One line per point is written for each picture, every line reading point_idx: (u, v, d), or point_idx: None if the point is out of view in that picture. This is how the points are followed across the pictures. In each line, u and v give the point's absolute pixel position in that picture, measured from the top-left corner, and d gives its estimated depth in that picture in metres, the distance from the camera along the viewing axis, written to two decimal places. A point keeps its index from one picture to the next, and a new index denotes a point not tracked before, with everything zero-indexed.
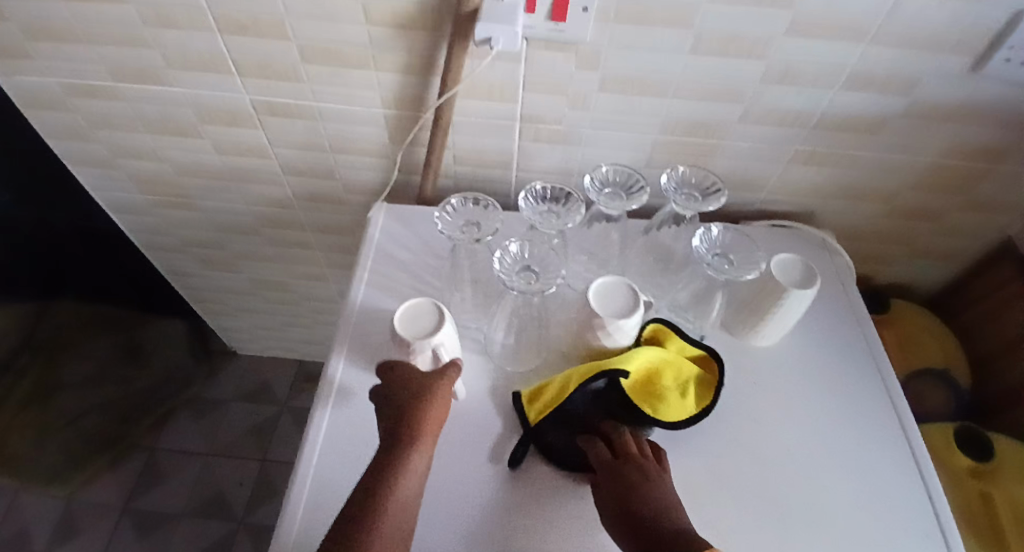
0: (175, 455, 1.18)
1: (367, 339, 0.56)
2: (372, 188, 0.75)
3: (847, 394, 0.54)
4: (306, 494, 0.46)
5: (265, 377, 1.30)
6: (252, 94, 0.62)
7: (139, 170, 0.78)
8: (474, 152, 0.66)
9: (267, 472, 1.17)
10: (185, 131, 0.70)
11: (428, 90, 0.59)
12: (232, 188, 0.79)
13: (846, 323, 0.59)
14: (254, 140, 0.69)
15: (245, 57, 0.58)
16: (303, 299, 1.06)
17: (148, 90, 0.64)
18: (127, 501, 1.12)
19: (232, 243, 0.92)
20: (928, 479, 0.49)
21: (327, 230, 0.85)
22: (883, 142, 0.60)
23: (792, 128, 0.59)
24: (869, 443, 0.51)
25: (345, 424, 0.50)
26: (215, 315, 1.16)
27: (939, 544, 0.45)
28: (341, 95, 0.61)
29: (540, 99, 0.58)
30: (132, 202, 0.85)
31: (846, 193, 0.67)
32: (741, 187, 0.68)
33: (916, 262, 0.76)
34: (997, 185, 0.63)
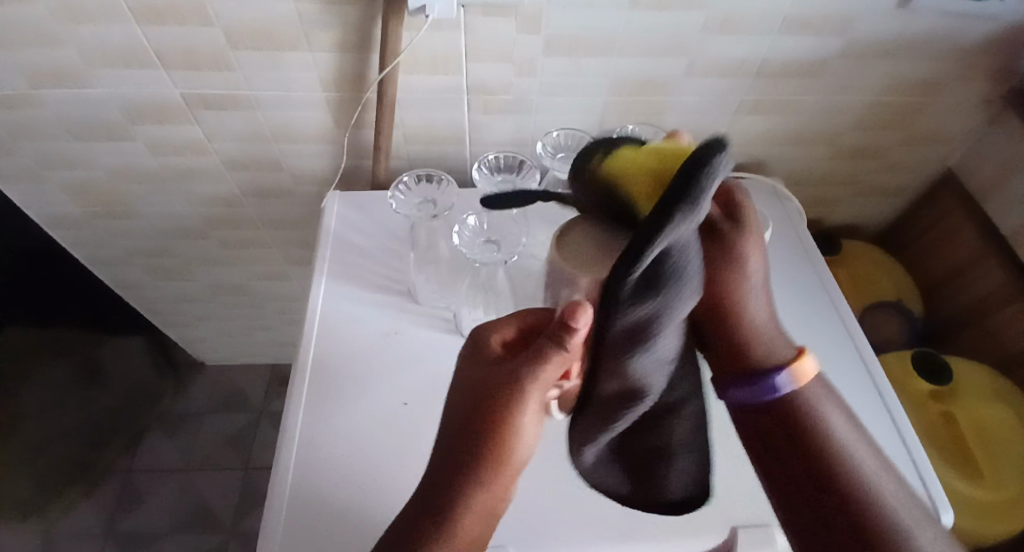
0: (152, 474, 1.15)
1: (332, 331, 0.54)
2: (323, 177, 0.72)
3: (809, 334, 0.56)
4: (285, 499, 0.44)
5: (238, 384, 1.26)
6: (181, 86, 0.59)
7: (70, 180, 0.73)
8: (424, 130, 0.64)
9: (251, 479, 1.15)
10: (114, 133, 0.65)
11: (368, 67, 0.56)
12: (175, 190, 0.75)
13: (801, 265, 0.61)
14: (191, 137, 0.66)
15: (168, 46, 0.54)
16: (266, 300, 1.03)
17: (66, 92, 0.59)
18: (109, 525, 1.09)
19: (183, 249, 0.88)
20: (891, 406, 0.51)
21: (281, 225, 0.82)
22: (825, 84, 0.60)
23: (738, 78, 0.59)
24: (833, 377, 0.53)
25: (317, 423, 0.48)
26: (176, 327, 1.11)
27: (907, 464, 0.48)
28: (277, 80, 0.58)
29: (485, 68, 0.56)
30: (67, 215, 0.80)
31: (796, 139, 0.68)
32: (693, 142, 0.68)
33: (866, 201, 0.79)
34: (935, 118, 0.65)
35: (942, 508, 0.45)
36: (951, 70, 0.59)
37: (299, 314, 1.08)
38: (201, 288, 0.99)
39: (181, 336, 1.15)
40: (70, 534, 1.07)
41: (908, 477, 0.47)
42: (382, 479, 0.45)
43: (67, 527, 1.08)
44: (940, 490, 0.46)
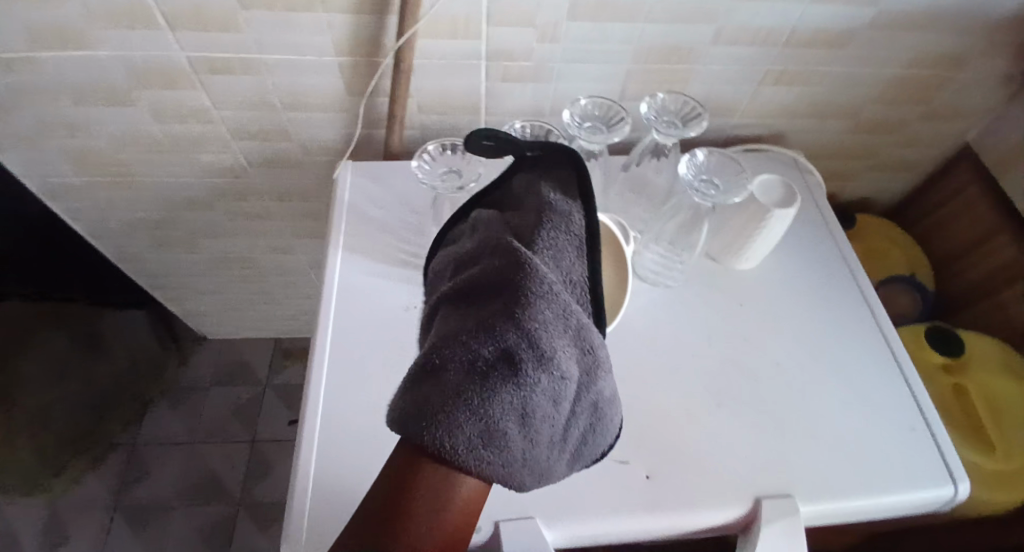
0: (157, 445, 1.15)
1: (353, 303, 0.54)
2: (332, 147, 0.71)
3: (832, 308, 0.56)
4: (310, 473, 0.44)
5: (242, 356, 1.25)
6: (188, 49, 0.56)
7: (72, 148, 0.71)
8: (440, 99, 0.63)
9: (259, 450, 1.15)
10: (118, 99, 0.63)
11: (385, 32, 0.54)
12: (179, 158, 0.73)
13: (821, 238, 0.61)
14: (197, 104, 0.64)
15: (175, 7, 0.51)
16: (272, 273, 1.02)
17: (69, 55, 0.57)
18: (117, 494, 1.09)
19: (188, 220, 0.86)
20: (912, 382, 0.52)
21: (289, 197, 0.81)
22: (851, 55, 0.59)
23: (764, 47, 0.58)
24: (850, 349, 0.53)
25: (341, 397, 0.48)
26: (178, 300, 1.10)
27: (924, 435, 0.49)
28: (288, 45, 0.56)
29: (506, 33, 0.55)
30: (69, 185, 0.78)
31: (817, 111, 0.67)
32: (714, 114, 0.67)
33: (881, 175, 0.79)
34: (957, 93, 0.65)
35: (960, 478, 0.46)
36: (981, 41, 0.58)
37: (305, 287, 1.07)
38: (205, 261, 0.97)
39: (184, 309, 1.14)
40: (77, 502, 1.08)
41: (926, 450, 0.48)
42: None
43: (76, 496, 1.08)
44: (957, 462, 0.47)
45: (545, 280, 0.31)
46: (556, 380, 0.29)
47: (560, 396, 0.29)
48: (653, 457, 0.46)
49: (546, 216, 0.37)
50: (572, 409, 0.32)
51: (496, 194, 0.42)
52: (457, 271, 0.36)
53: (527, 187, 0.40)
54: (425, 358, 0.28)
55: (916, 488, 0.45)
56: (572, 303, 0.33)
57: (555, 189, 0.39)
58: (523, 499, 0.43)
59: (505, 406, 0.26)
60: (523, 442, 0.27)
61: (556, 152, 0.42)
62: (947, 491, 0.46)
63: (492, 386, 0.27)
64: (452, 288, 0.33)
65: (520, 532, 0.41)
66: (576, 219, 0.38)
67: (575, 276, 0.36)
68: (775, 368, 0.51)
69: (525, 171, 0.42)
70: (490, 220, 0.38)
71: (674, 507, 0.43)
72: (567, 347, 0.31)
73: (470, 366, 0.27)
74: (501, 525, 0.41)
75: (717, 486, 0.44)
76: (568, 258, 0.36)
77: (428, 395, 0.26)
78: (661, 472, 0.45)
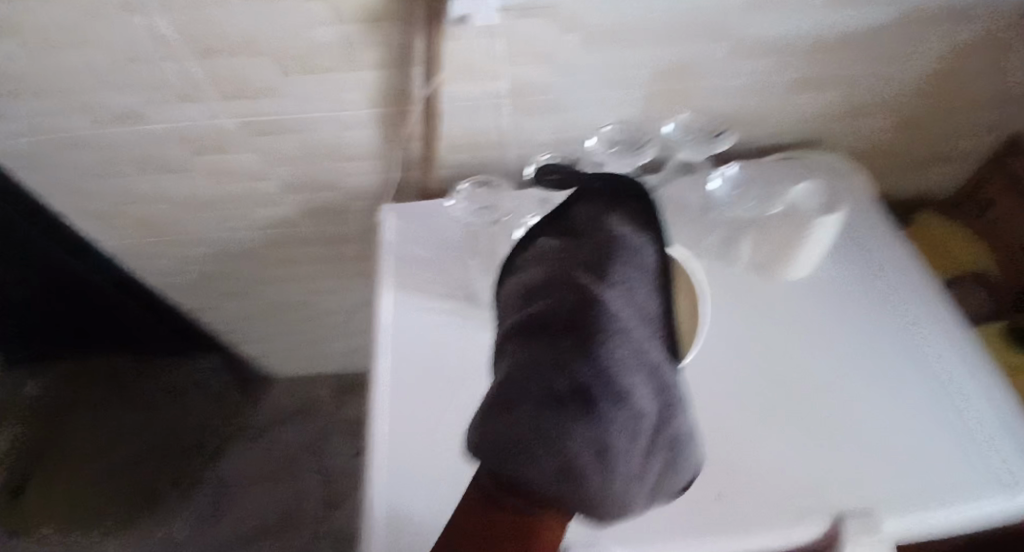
0: (222, 487, 1.20)
1: (401, 340, 0.56)
2: (371, 191, 0.74)
3: (885, 312, 0.54)
4: (376, 509, 0.45)
5: (298, 396, 1.30)
6: (236, 116, 0.61)
7: (138, 214, 0.78)
8: (469, 137, 0.65)
9: (316, 488, 1.18)
10: (177, 166, 0.69)
11: (412, 82, 0.58)
12: (232, 215, 0.79)
13: (866, 240, 0.60)
14: (246, 164, 0.69)
15: (223, 80, 0.57)
16: (321, 314, 1.06)
17: (132, 131, 0.63)
18: (187, 537, 1.14)
19: (242, 271, 0.91)
20: (990, 386, 0.49)
21: (334, 241, 0.85)
22: (877, 53, 0.58)
23: (785, 55, 0.58)
24: (910, 353, 0.51)
25: (399, 432, 0.50)
26: (236, 345, 1.16)
27: (1005, 439, 0.45)
28: (324, 103, 0.60)
29: (526, 70, 0.57)
30: (137, 247, 0.85)
31: (848, 112, 0.66)
32: (741, 125, 0.66)
33: (925, 170, 0.76)
34: (997, 79, 0.62)
35: None
36: (1015, 25, 0.56)
37: (351, 325, 1.10)
38: (259, 307, 1.03)
39: (241, 353, 1.20)
40: (151, 546, 1.14)
41: (1008, 455, 0.44)
42: (458, 480, 0.46)
43: (150, 541, 1.14)
44: None
45: (613, 318, 0.31)
46: (632, 416, 0.29)
47: (635, 434, 0.29)
48: (709, 476, 0.45)
49: (616, 248, 0.35)
50: (652, 446, 0.31)
51: (557, 222, 0.40)
52: (522, 301, 0.36)
53: (590, 217, 0.38)
54: (496, 393, 0.31)
55: (1013, 498, 0.42)
56: (646, 338, 0.32)
57: (625, 220, 0.37)
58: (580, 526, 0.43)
59: (577, 441, 0.28)
60: (598, 476, 0.28)
61: (622, 186, 0.40)
62: None
63: (561, 419, 0.28)
64: (520, 322, 0.34)
65: None
66: (647, 252, 0.36)
67: (649, 309, 0.33)
68: (829, 378, 0.50)
69: (589, 199, 0.40)
70: (553, 250, 0.37)
71: (735, 528, 0.42)
72: (637, 385, 0.30)
73: (541, 401, 0.29)
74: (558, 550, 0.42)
75: (779, 505, 0.43)
76: (641, 294, 0.34)
77: (500, 430, 0.29)
78: (718, 492, 0.44)
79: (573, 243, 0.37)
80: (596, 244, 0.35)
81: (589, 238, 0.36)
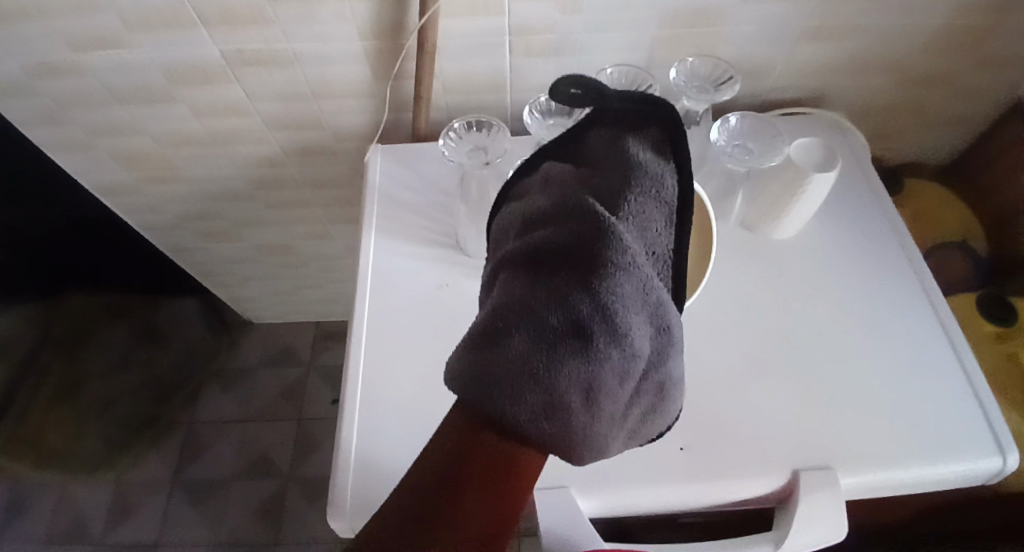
0: (212, 426, 1.22)
1: (387, 284, 0.55)
2: (361, 133, 0.72)
3: (873, 274, 0.54)
4: (354, 445, 0.46)
5: (287, 341, 1.31)
6: (220, 45, 0.58)
7: (119, 148, 0.75)
8: (464, 78, 0.63)
9: (305, 430, 1.20)
10: (159, 98, 0.66)
11: (407, 14, 0.54)
12: (218, 152, 0.76)
13: (863, 201, 0.58)
14: (232, 98, 0.66)
15: (205, 4, 0.53)
16: (310, 260, 1.05)
17: (110, 58, 0.60)
18: (178, 473, 1.17)
19: (229, 212, 0.89)
20: (961, 357, 0.49)
21: (323, 184, 0.83)
22: (896, 5, 0.55)
23: (800, 2, 0.55)
24: (893, 317, 0.51)
25: (379, 373, 0.50)
26: (225, 288, 1.15)
27: (973, 403, 0.46)
28: (313, 34, 0.57)
29: (527, 6, 0.54)
30: (120, 183, 0.82)
31: (859, 69, 0.63)
32: (747, 77, 0.64)
33: (930, 134, 0.74)
34: (1015, 40, 0.60)
35: (1010, 448, 0.44)
36: None
37: (341, 272, 1.10)
38: (247, 251, 1.01)
39: (231, 297, 1.19)
40: (143, 481, 1.17)
41: (973, 418, 0.46)
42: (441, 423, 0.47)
43: (142, 475, 1.17)
44: (1008, 432, 0.45)
45: (628, 250, 0.29)
46: (628, 358, 0.27)
47: (629, 377, 0.27)
48: (686, 427, 0.46)
49: (633, 178, 0.33)
50: (639, 389, 0.30)
51: (567, 147, 0.39)
52: (522, 226, 0.33)
53: (607, 142, 0.36)
54: (486, 323, 0.27)
55: (958, 459, 0.44)
56: (654, 277, 0.30)
57: (645, 147, 0.36)
58: (556, 470, 0.44)
59: (572, 381, 0.25)
60: (588, 424, 0.25)
61: (643, 103, 0.37)
62: (993, 463, 0.44)
63: (560, 357, 0.25)
64: (519, 246, 0.31)
65: (553, 501, 0.42)
66: (668, 183, 0.35)
67: (660, 247, 0.33)
68: (812, 337, 0.50)
69: (604, 124, 0.38)
70: (563, 174, 0.35)
71: (705, 477, 0.43)
72: (639, 324, 0.28)
73: (539, 334, 0.25)
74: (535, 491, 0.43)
75: (751, 456, 0.44)
76: (654, 229, 0.33)
77: (489, 363, 0.25)
78: (693, 442, 0.45)
79: (583, 172, 0.35)
80: (612, 174, 0.34)
81: (602, 167, 0.35)
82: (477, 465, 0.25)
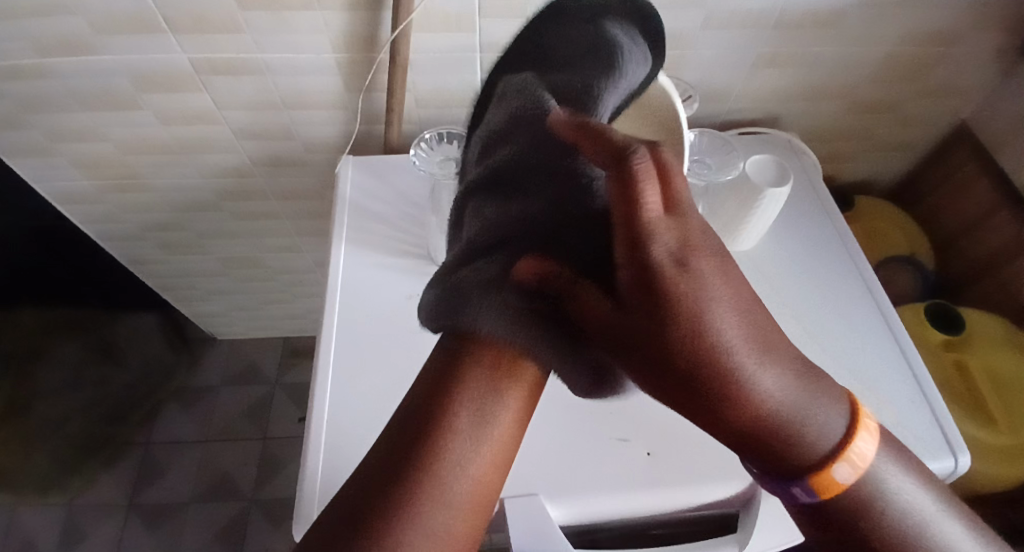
0: (169, 446, 1.17)
1: (356, 295, 0.55)
2: (334, 145, 0.72)
3: (828, 287, 0.56)
4: (321, 456, 0.46)
5: (252, 357, 1.27)
6: (189, 52, 0.58)
7: (79, 154, 0.73)
8: (437, 93, 0.64)
9: (269, 450, 1.16)
10: (124, 104, 0.65)
11: (380, 28, 0.55)
12: (184, 161, 0.74)
13: (818, 217, 0.61)
14: (200, 105, 0.65)
15: (175, 11, 0.53)
16: (279, 274, 1.03)
17: (76, 62, 0.58)
18: (131, 497, 1.11)
19: (194, 223, 0.87)
20: (916, 367, 0.51)
21: (293, 196, 0.82)
22: (842, 35, 0.59)
23: (756, 30, 0.58)
24: (849, 327, 0.54)
25: (348, 383, 0.50)
26: (188, 302, 1.12)
27: (924, 407, 0.49)
28: (286, 44, 0.57)
29: (499, 25, 0.56)
30: (79, 191, 0.80)
31: (811, 93, 0.67)
32: (708, 99, 0.67)
33: (878, 157, 0.79)
34: (950, 70, 0.65)
35: (959, 449, 0.46)
36: (968, 20, 0.58)
37: (311, 286, 1.08)
38: (212, 263, 0.99)
39: (194, 311, 1.16)
40: (92, 506, 1.10)
41: (924, 421, 0.48)
42: None
43: (90, 500, 1.11)
44: (957, 434, 0.47)
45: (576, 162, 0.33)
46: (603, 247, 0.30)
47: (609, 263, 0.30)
48: (654, 434, 0.46)
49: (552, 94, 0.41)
50: None
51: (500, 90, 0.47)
52: (485, 173, 0.38)
53: (534, 80, 0.42)
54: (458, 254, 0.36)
55: None
56: None
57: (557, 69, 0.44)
58: (526, 478, 0.44)
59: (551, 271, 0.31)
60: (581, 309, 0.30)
61: (559, 33, 0.47)
62: (947, 463, 0.46)
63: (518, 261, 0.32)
64: (482, 180, 0.38)
65: (523, 509, 0.42)
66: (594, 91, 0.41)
67: None
68: None
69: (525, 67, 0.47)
70: (512, 115, 0.40)
71: (674, 483, 0.44)
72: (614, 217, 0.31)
73: (513, 248, 0.33)
74: (506, 501, 0.43)
75: (717, 462, 0.45)
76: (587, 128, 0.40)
77: (456, 289, 0.33)
78: (660, 448, 0.46)
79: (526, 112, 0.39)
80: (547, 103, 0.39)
81: (541, 99, 0.39)
82: (470, 391, 0.30)
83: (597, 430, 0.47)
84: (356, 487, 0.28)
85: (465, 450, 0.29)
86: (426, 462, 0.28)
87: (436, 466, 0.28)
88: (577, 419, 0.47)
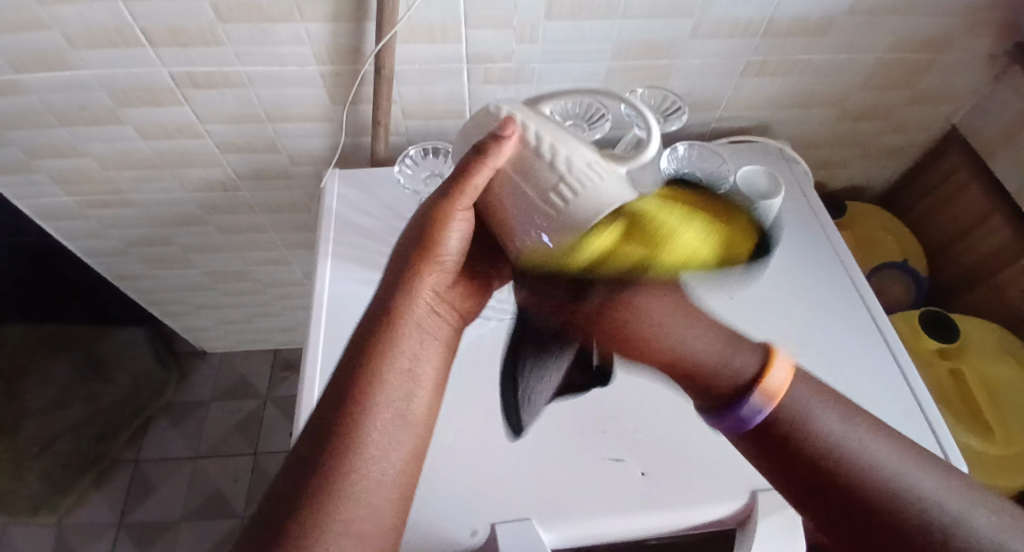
0: (159, 463, 1.14)
1: (343, 312, 0.54)
2: (319, 157, 0.71)
3: (822, 298, 0.56)
4: None
5: (242, 370, 1.25)
6: (169, 65, 0.56)
7: (58, 169, 0.71)
8: (424, 104, 0.63)
9: (261, 465, 1.15)
10: (104, 118, 0.63)
11: (364, 40, 0.54)
12: (166, 174, 0.73)
13: (810, 228, 0.61)
14: (182, 119, 0.64)
15: (154, 24, 0.52)
16: (267, 286, 1.02)
17: (53, 76, 0.57)
18: (120, 516, 1.09)
19: (178, 236, 0.86)
20: (913, 385, 0.50)
21: (279, 209, 0.81)
22: (831, 43, 0.59)
23: (744, 39, 0.58)
24: (843, 341, 0.53)
25: None
26: (176, 316, 1.10)
27: (920, 422, 0.48)
28: (268, 57, 0.56)
29: (485, 35, 0.55)
30: (60, 206, 0.78)
31: (801, 101, 0.67)
32: (698, 107, 0.66)
33: (870, 162, 0.78)
34: (940, 76, 0.64)
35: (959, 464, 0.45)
36: (958, 26, 0.58)
37: (301, 298, 1.06)
38: (200, 276, 0.97)
39: (183, 325, 1.14)
40: (80, 526, 1.07)
41: (921, 436, 0.47)
42: None
43: (78, 519, 1.08)
44: (955, 448, 0.46)
45: None
46: None
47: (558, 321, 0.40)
48: (647, 455, 0.45)
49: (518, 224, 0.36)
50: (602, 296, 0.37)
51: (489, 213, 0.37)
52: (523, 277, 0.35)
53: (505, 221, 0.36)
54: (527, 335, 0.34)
55: None
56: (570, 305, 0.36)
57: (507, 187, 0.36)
58: (518, 501, 0.43)
59: None
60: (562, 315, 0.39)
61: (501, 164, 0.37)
62: None
63: None
64: None
65: (515, 533, 0.41)
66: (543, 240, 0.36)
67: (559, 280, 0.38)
68: None
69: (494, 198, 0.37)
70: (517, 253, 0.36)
71: (668, 506, 0.43)
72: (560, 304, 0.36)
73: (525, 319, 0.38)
74: (497, 528, 0.42)
75: (713, 483, 0.44)
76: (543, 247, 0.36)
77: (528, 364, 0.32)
78: (655, 469, 0.45)
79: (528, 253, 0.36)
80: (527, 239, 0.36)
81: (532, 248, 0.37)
82: (384, 374, 0.31)
83: (589, 453, 0.45)
84: (276, 494, 0.27)
85: (384, 440, 0.30)
86: (348, 441, 0.28)
87: (348, 474, 0.27)
88: (571, 440, 0.46)
